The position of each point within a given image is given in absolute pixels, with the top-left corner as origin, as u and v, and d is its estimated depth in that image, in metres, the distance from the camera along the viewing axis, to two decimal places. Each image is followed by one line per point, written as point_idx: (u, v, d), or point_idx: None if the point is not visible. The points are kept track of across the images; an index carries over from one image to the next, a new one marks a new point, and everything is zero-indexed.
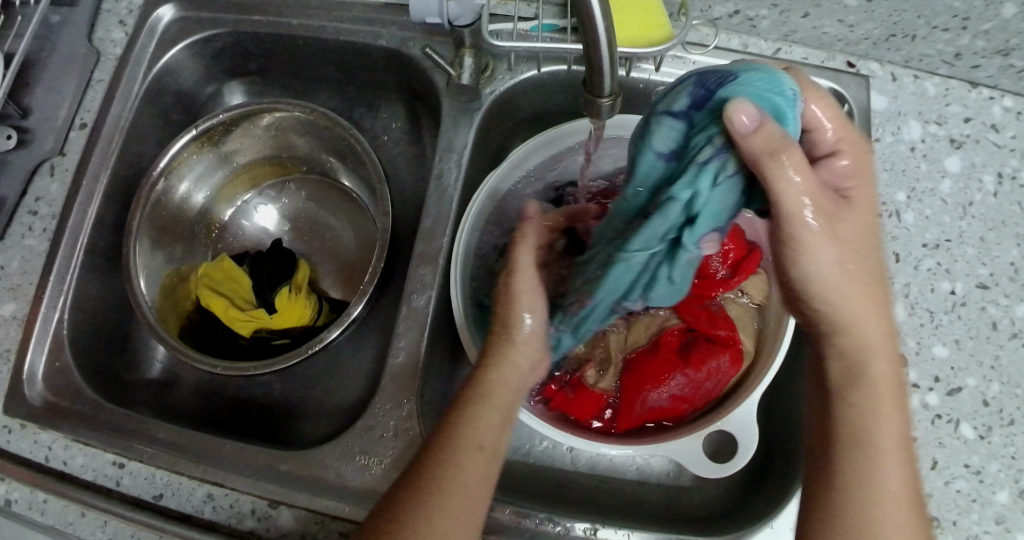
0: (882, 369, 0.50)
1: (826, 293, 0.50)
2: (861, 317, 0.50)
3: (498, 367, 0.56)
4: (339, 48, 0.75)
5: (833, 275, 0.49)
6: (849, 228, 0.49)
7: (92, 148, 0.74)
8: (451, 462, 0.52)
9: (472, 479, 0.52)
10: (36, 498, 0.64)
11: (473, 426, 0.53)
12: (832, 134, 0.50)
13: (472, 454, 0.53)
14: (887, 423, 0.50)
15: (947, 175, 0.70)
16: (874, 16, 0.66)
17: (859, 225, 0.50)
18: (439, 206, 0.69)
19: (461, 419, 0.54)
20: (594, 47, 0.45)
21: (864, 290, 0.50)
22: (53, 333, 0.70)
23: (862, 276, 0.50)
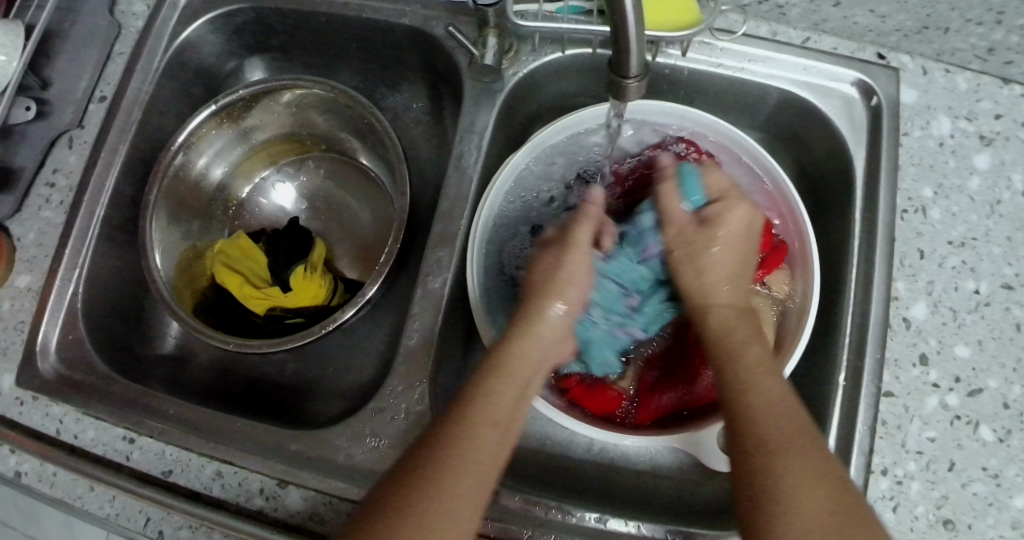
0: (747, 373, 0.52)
1: (708, 289, 0.57)
2: (738, 331, 0.55)
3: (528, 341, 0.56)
4: (361, 26, 0.75)
5: (709, 273, 0.57)
6: (693, 238, 0.58)
7: (111, 121, 0.74)
8: (469, 432, 0.50)
9: (478, 454, 0.50)
10: (45, 470, 0.64)
11: (490, 398, 0.52)
12: (717, 190, 0.60)
13: (490, 425, 0.51)
14: (776, 410, 0.50)
15: (976, 173, 0.68)
16: (907, 7, 0.65)
17: (719, 238, 0.57)
18: (458, 188, 0.68)
19: (483, 392, 0.53)
20: (622, 25, 0.44)
21: (731, 282, 0.57)
22: (68, 306, 0.70)
23: (728, 278, 0.57)
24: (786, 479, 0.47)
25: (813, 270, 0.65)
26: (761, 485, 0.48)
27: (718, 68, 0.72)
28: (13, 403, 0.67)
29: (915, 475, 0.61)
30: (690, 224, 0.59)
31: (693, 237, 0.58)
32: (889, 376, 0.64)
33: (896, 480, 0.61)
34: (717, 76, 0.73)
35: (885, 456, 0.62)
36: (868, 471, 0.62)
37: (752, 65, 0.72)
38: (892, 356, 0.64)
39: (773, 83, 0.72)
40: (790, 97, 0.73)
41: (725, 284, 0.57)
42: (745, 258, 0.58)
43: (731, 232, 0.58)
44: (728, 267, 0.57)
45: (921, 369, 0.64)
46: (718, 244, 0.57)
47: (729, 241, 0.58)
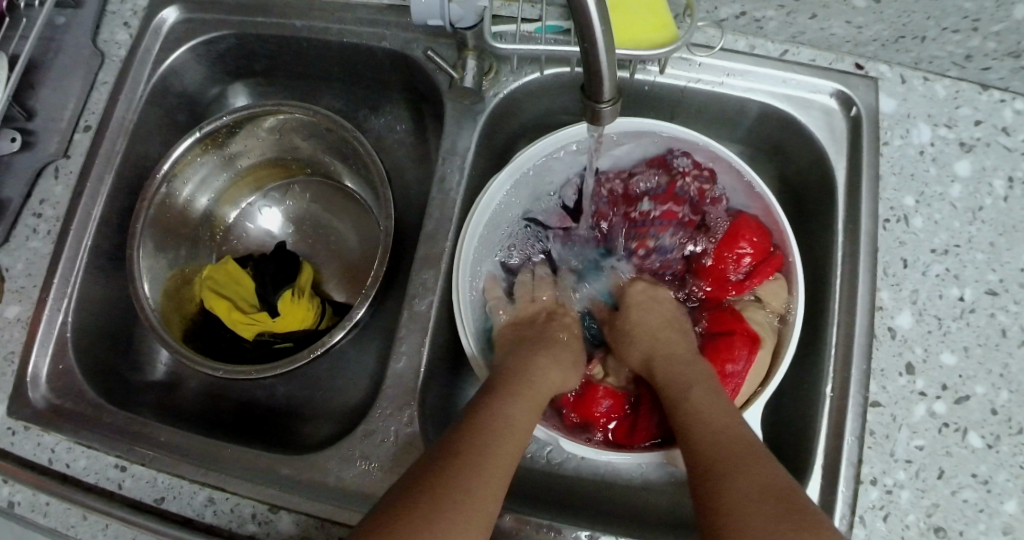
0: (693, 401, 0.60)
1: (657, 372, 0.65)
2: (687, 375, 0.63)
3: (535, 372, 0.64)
4: (343, 50, 0.75)
5: (652, 354, 0.67)
6: (625, 332, 0.71)
7: (97, 150, 0.74)
8: (483, 438, 0.55)
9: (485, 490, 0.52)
10: (37, 500, 0.64)
11: (499, 409, 0.59)
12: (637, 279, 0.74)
13: (506, 436, 0.57)
14: (732, 430, 0.57)
15: (957, 179, 0.69)
16: (883, 18, 0.65)
17: (654, 331, 0.68)
18: (442, 209, 0.68)
19: (489, 405, 0.59)
20: (593, 52, 0.44)
21: (678, 343, 0.67)
22: (57, 335, 0.70)
23: (667, 332, 0.68)
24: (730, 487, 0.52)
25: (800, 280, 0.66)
26: (720, 500, 0.52)
27: (696, 83, 0.73)
28: (4, 434, 0.67)
29: (905, 483, 0.62)
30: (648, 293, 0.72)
31: (625, 325, 0.71)
32: (875, 386, 0.64)
33: (886, 489, 0.61)
34: (696, 91, 0.74)
35: (874, 466, 0.62)
36: (858, 481, 0.62)
37: (731, 79, 0.72)
38: (878, 366, 0.64)
39: (751, 96, 0.73)
40: (769, 110, 0.74)
41: (666, 340, 0.67)
42: (680, 326, 0.69)
43: (655, 309, 0.71)
44: (676, 340, 0.67)
45: (908, 378, 0.64)
46: (640, 314, 0.71)
47: (655, 312, 0.70)
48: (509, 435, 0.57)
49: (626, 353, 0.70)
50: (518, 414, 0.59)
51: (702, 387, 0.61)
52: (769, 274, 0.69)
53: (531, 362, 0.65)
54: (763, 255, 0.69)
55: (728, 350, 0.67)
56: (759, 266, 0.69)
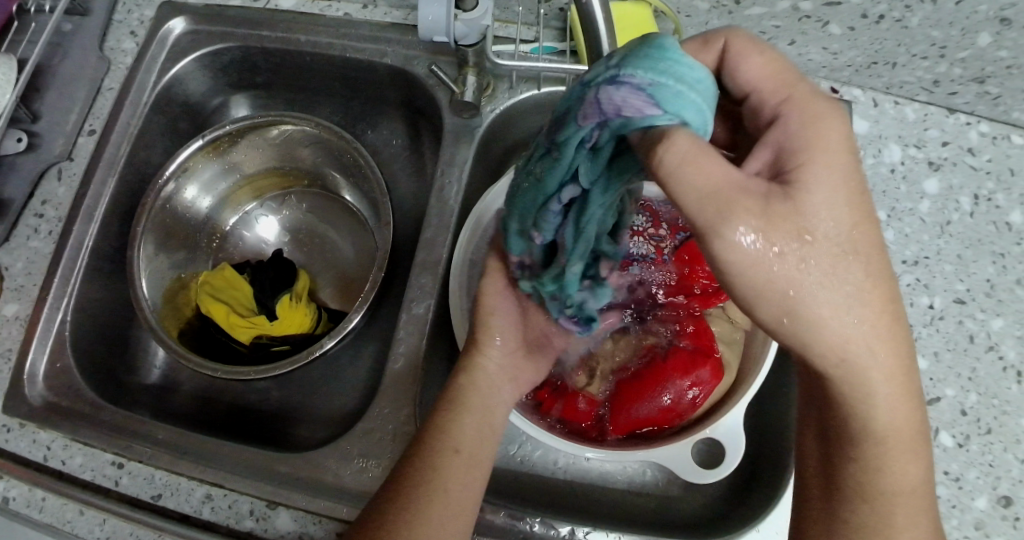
0: (890, 385, 0.44)
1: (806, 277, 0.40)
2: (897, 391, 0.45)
3: (464, 422, 0.60)
4: (345, 64, 0.78)
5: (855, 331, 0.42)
6: (790, 214, 0.40)
7: (100, 154, 0.75)
8: (425, 524, 0.55)
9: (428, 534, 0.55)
10: (33, 496, 0.64)
11: (439, 481, 0.57)
12: (774, 93, 0.45)
13: (448, 505, 0.56)
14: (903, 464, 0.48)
15: (926, 197, 0.73)
16: (857, 44, 0.70)
17: (829, 175, 0.41)
18: (441, 217, 0.71)
19: (429, 473, 0.57)
20: (598, 61, 0.49)
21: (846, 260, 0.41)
22: (55, 334, 0.71)
23: (825, 257, 0.41)
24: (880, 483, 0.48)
25: None
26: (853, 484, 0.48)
27: None
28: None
29: None
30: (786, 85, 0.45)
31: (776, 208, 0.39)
32: None
33: None
34: None
35: None
36: None
37: None
38: None
39: None
40: None
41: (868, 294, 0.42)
42: (864, 199, 0.42)
43: (820, 185, 0.41)
44: (839, 246, 0.41)
45: None
46: (819, 182, 0.41)
47: (828, 140, 0.42)
48: (453, 513, 0.56)
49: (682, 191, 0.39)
50: (456, 480, 0.57)
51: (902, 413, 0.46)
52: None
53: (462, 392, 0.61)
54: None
55: (698, 359, 0.67)
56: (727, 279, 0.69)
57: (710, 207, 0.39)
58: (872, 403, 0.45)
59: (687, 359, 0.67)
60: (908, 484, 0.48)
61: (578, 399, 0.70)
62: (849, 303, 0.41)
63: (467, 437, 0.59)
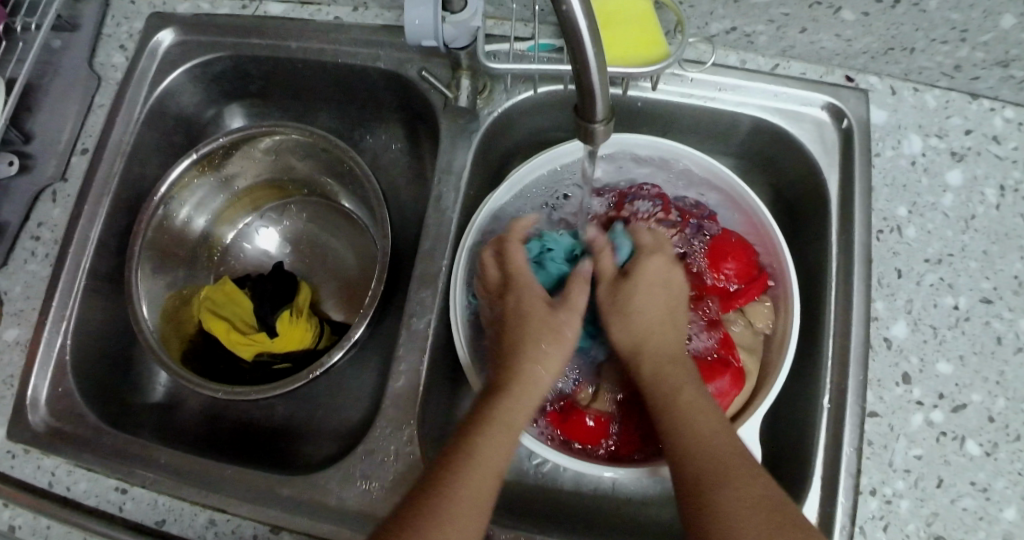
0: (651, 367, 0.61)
1: (639, 340, 0.62)
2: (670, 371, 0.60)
3: (499, 420, 0.57)
4: (337, 70, 0.76)
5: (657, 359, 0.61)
6: (615, 299, 0.64)
7: (93, 173, 0.74)
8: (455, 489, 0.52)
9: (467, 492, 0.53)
10: (39, 524, 0.64)
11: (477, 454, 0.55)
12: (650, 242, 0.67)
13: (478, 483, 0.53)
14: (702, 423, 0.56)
15: (949, 189, 0.69)
16: (872, 30, 0.66)
17: (643, 290, 0.64)
18: (438, 227, 0.68)
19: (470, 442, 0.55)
20: (585, 71, 0.44)
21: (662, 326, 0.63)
22: (56, 358, 0.70)
23: (660, 325, 0.63)
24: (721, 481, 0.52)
25: (794, 306, 0.66)
26: (704, 500, 0.52)
27: (688, 98, 0.74)
28: (4, 457, 0.68)
29: (904, 493, 0.62)
30: (658, 240, 0.68)
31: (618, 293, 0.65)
32: (873, 396, 0.64)
33: (885, 499, 0.62)
34: (690, 106, 0.74)
35: (873, 476, 0.62)
36: (857, 491, 0.62)
37: (723, 94, 0.73)
38: (875, 376, 0.65)
39: (743, 110, 0.73)
40: (761, 124, 0.74)
41: (654, 343, 0.62)
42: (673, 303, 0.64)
43: (653, 280, 0.65)
44: (659, 321, 0.63)
45: (905, 388, 0.64)
46: (644, 291, 0.64)
47: (660, 292, 0.64)
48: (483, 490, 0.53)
49: (613, 330, 0.64)
50: (491, 464, 0.55)
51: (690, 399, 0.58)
52: (756, 294, 0.69)
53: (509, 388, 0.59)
54: (749, 275, 0.69)
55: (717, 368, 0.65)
56: (746, 286, 0.69)
57: (616, 315, 0.64)
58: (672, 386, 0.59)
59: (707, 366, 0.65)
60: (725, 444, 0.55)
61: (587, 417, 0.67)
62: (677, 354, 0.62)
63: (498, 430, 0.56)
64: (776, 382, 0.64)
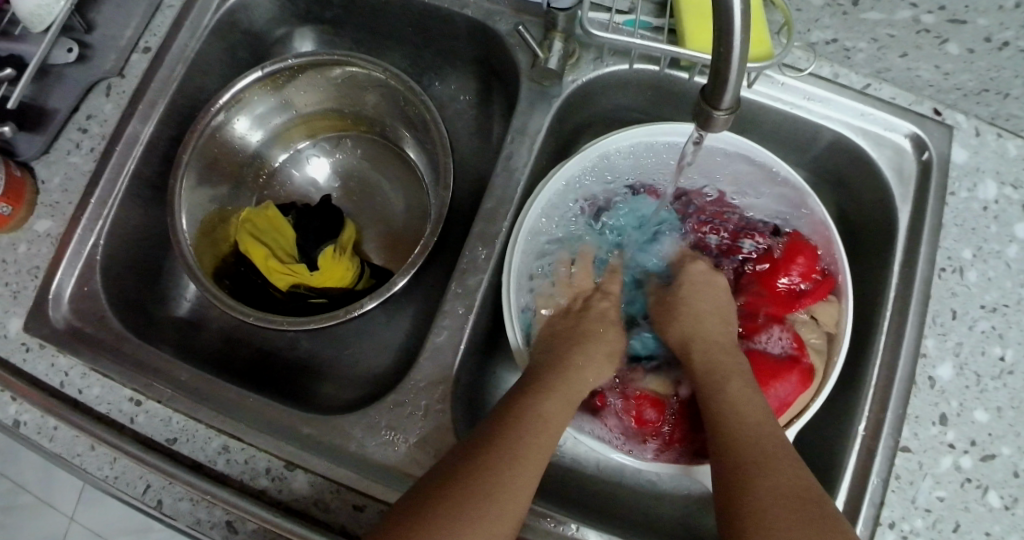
0: (734, 387, 0.60)
1: (690, 335, 0.66)
2: (726, 363, 0.63)
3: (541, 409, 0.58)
4: (421, 10, 0.73)
5: (716, 355, 0.63)
6: (665, 301, 0.70)
7: (154, 74, 0.71)
8: (495, 476, 0.53)
9: (510, 479, 0.53)
10: (46, 423, 0.63)
11: (517, 433, 0.56)
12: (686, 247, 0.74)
13: (522, 460, 0.54)
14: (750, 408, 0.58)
15: (1016, 240, 0.68)
16: (973, 68, 0.65)
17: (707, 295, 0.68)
18: (504, 188, 0.67)
19: (511, 432, 0.56)
20: (725, 58, 0.43)
21: (716, 313, 0.67)
22: (86, 256, 0.68)
23: (715, 316, 0.67)
24: (763, 473, 0.54)
25: (845, 335, 0.64)
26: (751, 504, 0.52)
27: (777, 102, 0.72)
28: (17, 348, 0.66)
29: (921, 532, 0.62)
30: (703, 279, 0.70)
31: (667, 300, 0.70)
32: (908, 431, 0.64)
33: (902, 534, 0.62)
34: (775, 110, 0.73)
35: (894, 510, 0.62)
36: (876, 522, 0.62)
37: (810, 104, 0.72)
38: (914, 412, 0.64)
39: (827, 124, 0.72)
40: (841, 141, 0.73)
41: (707, 329, 0.66)
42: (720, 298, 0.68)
43: (695, 285, 0.69)
44: (692, 323, 0.67)
45: (940, 429, 0.64)
46: (687, 291, 0.69)
47: (707, 297, 0.68)
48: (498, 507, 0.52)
49: (664, 328, 0.69)
50: (524, 448, 0.55)
51: (744, 400, 0.59)
52: (823, 294, 0.67)
53: (516, 425, 0.56)
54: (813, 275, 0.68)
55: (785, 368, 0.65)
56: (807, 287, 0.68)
57: (661, 309, 0.70)
58: (730, 402, 0.59)
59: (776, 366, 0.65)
60: (755, 418, 0.58)
61: (644, 405, 0.66)
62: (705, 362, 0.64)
63: (527, 438, 0.56)
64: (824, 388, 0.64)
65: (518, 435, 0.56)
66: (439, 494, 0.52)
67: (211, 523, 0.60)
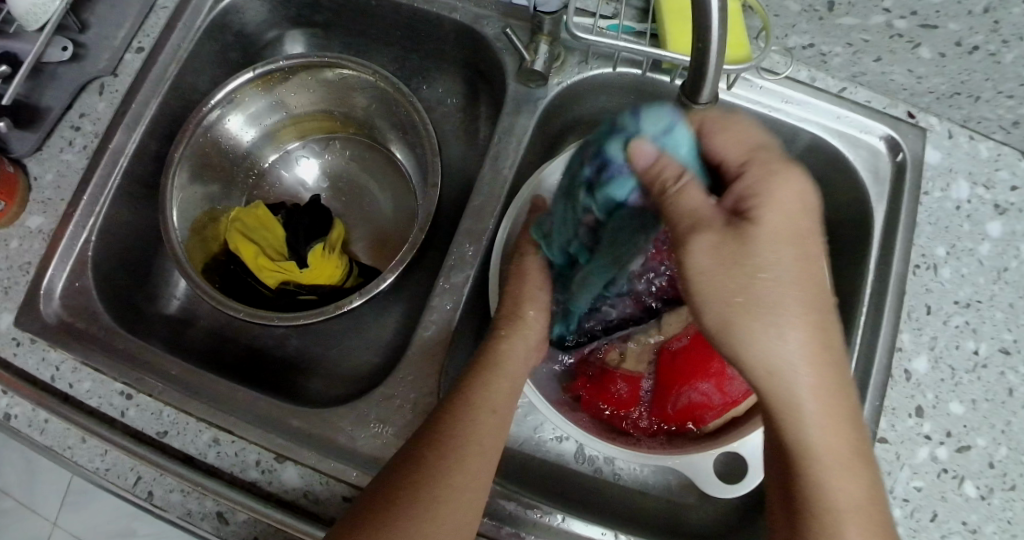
0: (816, 395, 0.48)
1: (755, 264, 0.47)
2: (808, 359, 0.47)
3: (487, 396, 0.58)
4: (411, 14, 0.75)
5: (769, 292, 0.47)
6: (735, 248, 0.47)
7: (147, 73, 0.73)
8: (445, 467, 0.53)
9: (461, 471, 0.54)
10: (37, 416, 0.64)
11: (468, 427, 0.55)
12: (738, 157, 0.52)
13: (470, 452, 0.55)
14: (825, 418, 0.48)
15: (988, 239, 0.70)
16: (944, 72, 0.67)
17: (785, 216, 0.48)
18: (491, 186, 0.68)
19: (457, 422, 0.56)
20: (705, 53, 0.45)
21: (785, 233, 0.47)
22: (77, 252, 0.69)
23: (785, 238, 0.47)
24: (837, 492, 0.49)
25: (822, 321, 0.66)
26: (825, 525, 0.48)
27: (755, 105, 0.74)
28: (8, 343, 0.66)
29: (899, 521, 0.63)
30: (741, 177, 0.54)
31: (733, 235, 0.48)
32: (885, 423, 0.66)
33: None
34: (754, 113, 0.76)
35: None
36: None
37: (788, 107, 0.73)
38: (891, 404, 0.66)
39: (805, 127, 0.74)
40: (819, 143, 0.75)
41: (777, 264, 0.47)
42: (806, 216, 0.48)
43: (783, 205, 0.48)
44: (774, 234, 0.47)
45: (916, 420, 0.66)
46: (772, 214, 0.48)
47: (778, 206, 0.48)
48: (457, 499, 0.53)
49: (701, 250, 0.48)
50: (474, 440, 0.55)
51: (824, 408, 0.48)
52: None
53: (463, 416, 0.56)
54: None
55: None
56: None
57: (688, 217, 0.49)
58: (809, 413, 0.48)
59: None
60: (837, 433, 0.49)
61: (616, 382, 0.67)
62: (779, 325, 0.47)
63: (479, 430, 0.56)
64: None
65: (466, 426, 0.56)
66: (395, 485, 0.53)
67: (202, 514, 0.60)
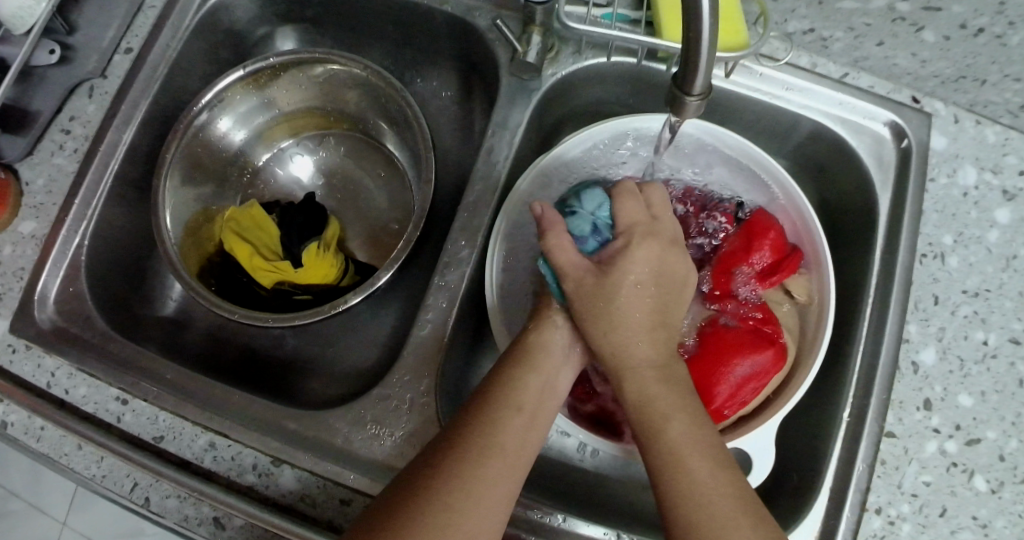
0: (680, 411, 0.52)
1: (618, 315, 0.56)
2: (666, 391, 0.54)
3: (524, 394, 0.55)
4: (401, 7, 0.74)
5: (623, 329, 0.56)
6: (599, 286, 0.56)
7: (136, 74, 0.72)
8: (469, 481, 0.49)
9: (492, 482, 0.50)
10: (33, 424, 0.63)
11: (501, 432, 0.52)
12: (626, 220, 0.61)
13: (505, 462, 0.51)
14: (699, 437, 0.51)
15: (996, 226, 0.68)
16: (949, 55, 0.65)
17: (641, 266, 0.58)
18: (485, 181, 0.67)
19: (492, 426, 0.52)
20: (695, 44, 0.44)
21: (647, 286, 0.57)
22: (71, 257, 0.69)
23: (643, 291, 0.57)
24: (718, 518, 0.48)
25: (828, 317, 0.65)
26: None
27: (756, 93, 0.73)
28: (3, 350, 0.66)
29: (908, 517, 0.62)
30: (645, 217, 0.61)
31: (600, 279, 0.57)
32: (892, 417, 0.64)
33: (889, 520, 0.62)
34: (754, 101, 0.74)
35: (880, 495, 0.62)
36: (862, 508, 0.62)
37: (789, 94, 0.72)
38: (897, 398, 0.65)
39: (806, 114, 0.73)
40: (821, 130, 0.74)
41: (638, 303, 0.56)
42: (669, 267, 0.59)
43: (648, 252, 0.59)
44: (650, 289, 0.57)
45: (924, 414, 0.64)
46: (634, 256, 0.58)
47: (645, 261, 0.58)
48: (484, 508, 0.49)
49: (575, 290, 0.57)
50: (510, 445, 0.52)
51: (698, 434, 0.52)
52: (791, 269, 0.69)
53: (499, 419, 0.53)
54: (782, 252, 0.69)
55: (762, 344, 0.65)
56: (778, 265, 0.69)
57: (568, 268, 0.58)
58: (678, 434, 0.51)
59: (752, 342, 0.65)
60: (708, 451, 0.51)
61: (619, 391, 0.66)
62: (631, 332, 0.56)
63: (512, 437, 0.52)
64: (806, 372, 0.65)
65: (502, 430, 0.52)
66: (412, 496, 0.48)
67: (199, 519, 0.60)
